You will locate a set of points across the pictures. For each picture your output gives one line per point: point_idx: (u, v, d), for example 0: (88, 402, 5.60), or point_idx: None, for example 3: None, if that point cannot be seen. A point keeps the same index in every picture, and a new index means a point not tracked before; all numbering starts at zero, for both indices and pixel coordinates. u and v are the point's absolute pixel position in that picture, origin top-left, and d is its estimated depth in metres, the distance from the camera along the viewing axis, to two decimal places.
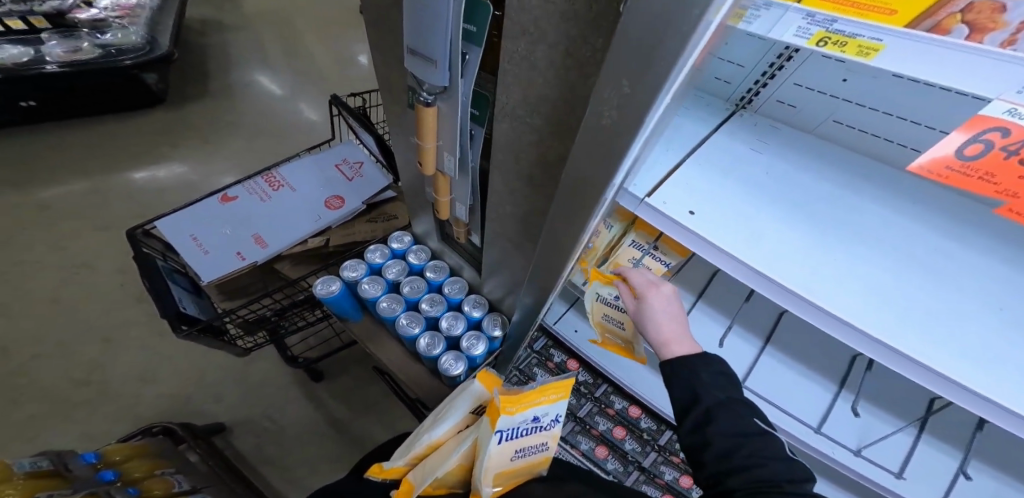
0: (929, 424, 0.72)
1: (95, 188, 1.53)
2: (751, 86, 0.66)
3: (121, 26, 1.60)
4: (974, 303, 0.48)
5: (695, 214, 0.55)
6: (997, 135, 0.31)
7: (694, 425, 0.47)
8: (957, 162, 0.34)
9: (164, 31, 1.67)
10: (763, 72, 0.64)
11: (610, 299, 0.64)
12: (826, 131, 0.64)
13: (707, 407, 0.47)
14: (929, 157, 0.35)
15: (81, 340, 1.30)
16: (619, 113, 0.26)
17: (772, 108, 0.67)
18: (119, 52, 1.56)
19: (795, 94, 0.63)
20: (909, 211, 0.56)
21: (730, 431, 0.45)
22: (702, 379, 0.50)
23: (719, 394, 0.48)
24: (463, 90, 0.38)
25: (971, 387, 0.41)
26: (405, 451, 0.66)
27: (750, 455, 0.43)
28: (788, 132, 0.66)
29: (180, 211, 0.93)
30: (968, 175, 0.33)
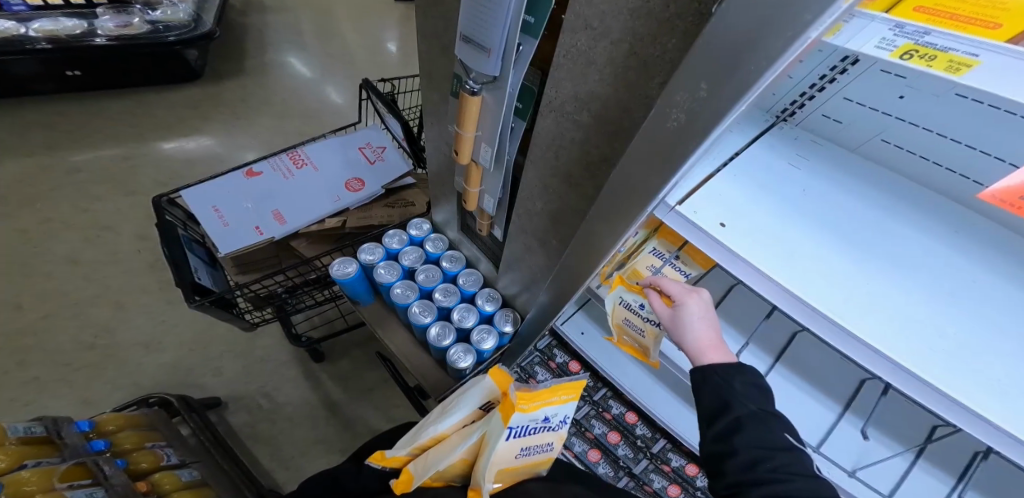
0: (932, 451, 0.71)
1: (116, 154, 1.54)
2: (797, 98, 0.65)
3: (172, 5, 1.60)
4: (1009, 338, 0.46)
5: (726, 226, 0.54)
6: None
7: (723, 432, 0.46)
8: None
9: (211, 12, 1.68)
10: (812, 84, 0.63)
11: (634, 305, 0.67)
12: (870, 150, 0.63)
13: (736, 416, 0.46)
14: (1002, 185, 0.33)
15: (92, 302, 1.32)
16: (689, 117, 0.26)
17: (816, 122, 0.67)
18: (166, 29, 1.56)
19: (842, 109, 0.62)
20: (946, 238, 0.55)
21: (757, 443, 0.44)
22: (735, 390, 0.48)
23: (752, 406, 0.47)
24: (512, 80, 0.38)
25: (1000, 426, 0.40)
26: (409, 441, 0.66)
27: (776, 469, 0.42)
28: (830, 148, 0.65)
29: (205, 182, 0.93)
30: None
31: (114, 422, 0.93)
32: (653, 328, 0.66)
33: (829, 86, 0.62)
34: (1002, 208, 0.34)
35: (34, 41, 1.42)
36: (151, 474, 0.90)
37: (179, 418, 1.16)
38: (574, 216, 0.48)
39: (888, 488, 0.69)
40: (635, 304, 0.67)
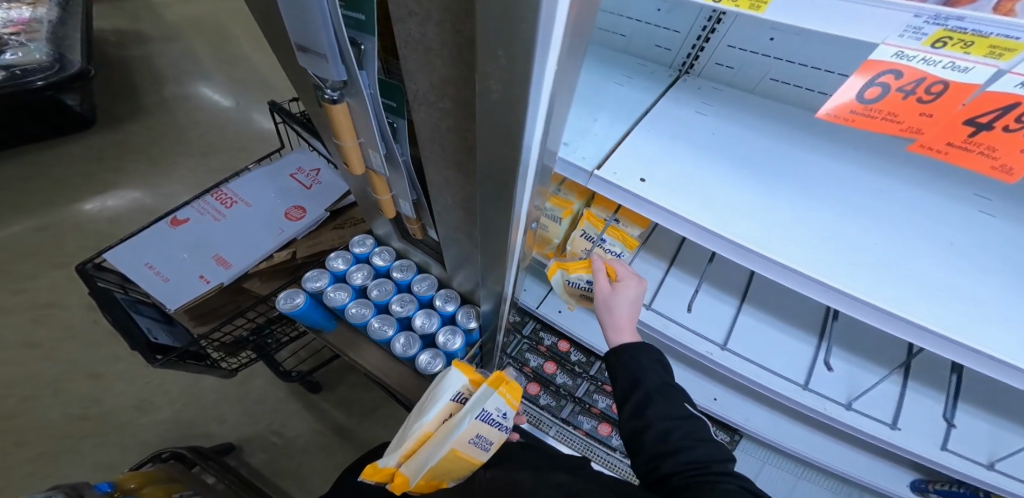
0: (913, 372, 0.76)
1: (44, 225, 1.45)
2: (689, 51, 0.68)
3: (20, 44, 1.23)
4: (931, 243, 0.50)
5: (646, 181, 0.57)
6: (891, 77, 0.34)
7: (636, 409, 0.51)
8: (859, 105, 0.37)
9: (76, 47, 1.31)
10: (697, 36, 0.65)
11: (594, 238, 0.70)
12: (766, 89, 0.66)
13: (646, 391, 0.51)
14: (835, 103, 0.38)
15: (70, 378, 1.29)
16: (506, 86, 0.25)
17: (712, 70, 0.68)
18: (27, 74, 1.21)
19: (730, 56, 0.65)
20: (859, 158, 0.59)
21: (667, 415, 0.49)
22: (642, 363, 0.54)
23: (658, 380, 0.52)
24: (365, 82, 0.36)
25: (924, 325, 0.45)
26: (394, 451, 0.62)
27: (682, 437, 0.47)
28: (728, 93, 0.67)
29: (130, 239, 0.91)
30: (874, 116, 0.37)
31: (134, 479, 0.93)
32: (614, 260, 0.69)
33: (712, 34, 0.64)
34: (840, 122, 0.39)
35: None
36: None
37: (198, 468, 1.15)
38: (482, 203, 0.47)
39: (889, 416, 0.71)
40: (596, 237, 0.70)
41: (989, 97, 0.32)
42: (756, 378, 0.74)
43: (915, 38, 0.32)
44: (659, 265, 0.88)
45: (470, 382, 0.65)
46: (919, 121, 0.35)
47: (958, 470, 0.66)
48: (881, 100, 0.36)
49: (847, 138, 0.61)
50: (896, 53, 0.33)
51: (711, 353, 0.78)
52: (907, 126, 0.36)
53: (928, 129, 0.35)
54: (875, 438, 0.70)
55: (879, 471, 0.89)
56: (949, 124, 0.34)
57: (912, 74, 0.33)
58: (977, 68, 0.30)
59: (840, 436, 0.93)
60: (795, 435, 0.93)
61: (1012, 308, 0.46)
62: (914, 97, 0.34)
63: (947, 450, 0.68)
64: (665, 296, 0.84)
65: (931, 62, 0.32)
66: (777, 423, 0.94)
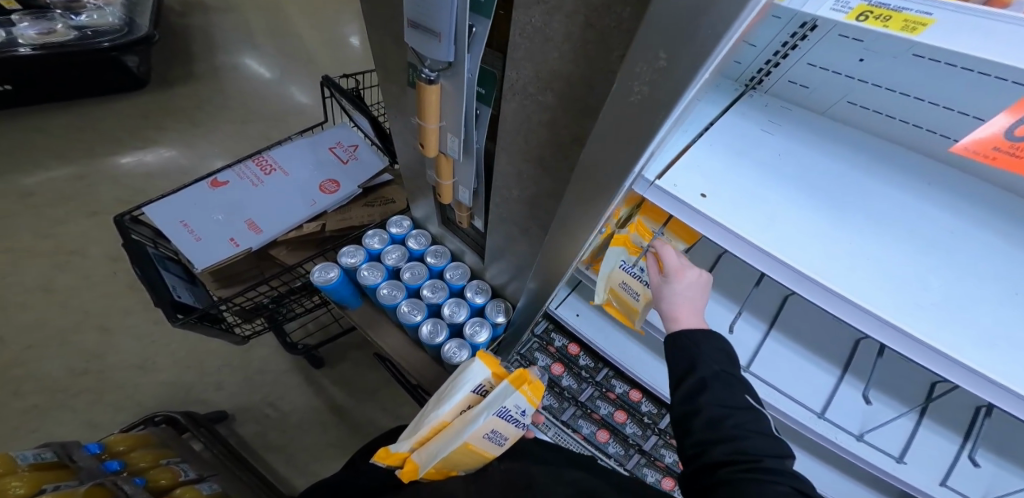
0: (933, 412, 0.76)
1: (81, 175, 1.45)
2: (763, 65, 0.68)
3: (96, 7, 1.34)
4: (991, 289, 0.50)
5: (707, 197, 0.57)
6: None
7: (689, 393, 0.51)
8: (1005, 142, 0.34)
9: (146, 12, 1.40)
10: (777, 49, 0.65)
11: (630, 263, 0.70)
12: (839, 112, 0.67)
13: (702, 377, 0.51)
14: (973, 138, 0.36)
15: (79, 327, 1.28)
16: (652, 89, 0.24)
17: (783, 88, 0.69)
18: (98, 36, 1.31)
19: (808, 74, 0.65)
20: (923, 195, 0.59)
21: (722, 403, 0.49)
22: (702, 349, 0.54)
23: (715, 366, 0.52)
24: (469, 66, 0.35)
25: (978, 369, 0.45)
26: (409, 435, 0.64)
27: (736, 426, 0.47)
28: (799, 113, 0.68)
29: (168, 196, 0.90)
30: (1021, 155, 0.33)
31: (124, 442, 0.93)
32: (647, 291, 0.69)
33: (792, 51, 0.64)
34: (976, 159, 0.36)
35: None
36: (172, 489, 0.90)
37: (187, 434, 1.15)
38: (551, 201, 0.46)
39: (900, 452, 0.71)
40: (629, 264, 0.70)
41: None
42: (776, 403, 0.75)
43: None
44: None
45: (493, 376, 0.63)
46: None
47: None
48: None
49: (911, 174, 0.61)
50: None
51: None
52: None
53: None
54: (886, 473, 0.70)
55: None
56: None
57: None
58: None
59: (854, 475, 0.92)
60: (799, 463, 0.93)
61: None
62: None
63: (946, 487, 0.68)
64: None
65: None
66: None
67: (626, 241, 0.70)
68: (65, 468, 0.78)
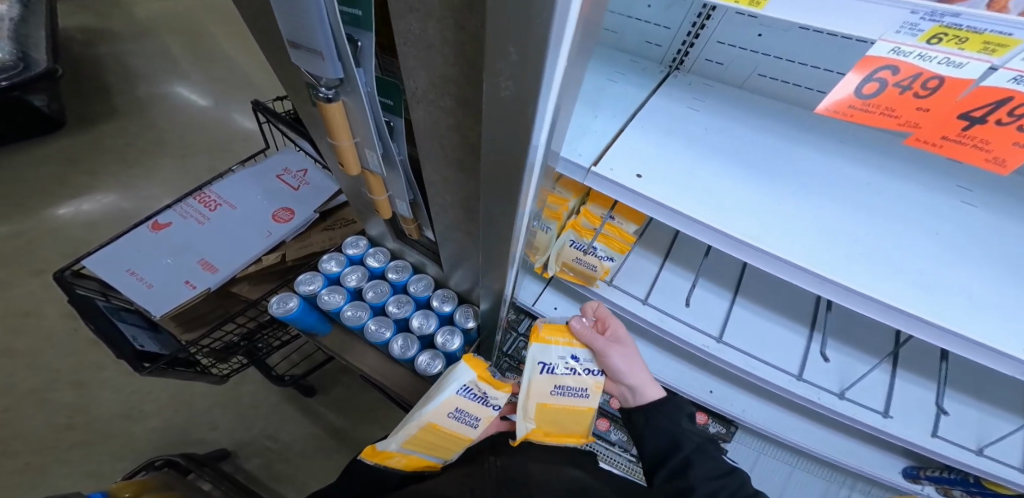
0: (904, 361, 0.78)
1: (20, 231, 1.41)
2: (680, 47, 0.70)
3: None
4: (919, 235, 0.52)
5: (643, 177, 0.57)
6: (889, 73, 0.35)
7: (677, 470, 0.57)
8: (857, 100, 0.38)
9: (42, 45, 1.26)
10: (688, 31, 0.68)
11: (586, 246, 0.74)
12: (754, 85, 0.69)
13: (686, 454, 0.57)
14: (832, 100, 0.39)
15: (50, 389, 1.24)
16: (516, 84, 0.24)
17: (703, 67, 0.71)
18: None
19: (720, 52, 0.68)
20: (848, 151, 0.62)
21: (709, 476, 0.55)
22: (680, 426, 0.60)
23: (695, 439, 0.59)
24: (362, 80, 0.35)
25: (915, 313, 0.46)
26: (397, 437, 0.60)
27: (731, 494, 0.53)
28: (720, 89, 0.71)
29: (112, 243, 0.88)
30: (871, 111, 0.37)
31: (127, 489, 0.89)
32: (603, 263, 0.74)
33: (701, 31, 0.66)
34: (838, 118, 0.39)
35: None
36: None
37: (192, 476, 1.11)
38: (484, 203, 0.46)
39: (881, 406, 0.73)
40: (587, 245, 0.74)
41: (985, 90, 0.33)
42: (752, 370, 0.76)
43: (911, 34, 0.33)
44: (655, 259, 0.89)
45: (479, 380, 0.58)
46: (916, 116, 0.35)
47: (946, 455, 0.68)
48: (878, 96, 0.37)
49: (832, 130, 0.64)
50: (892, 49, 0.34)
51: (707, 346, 0.78)
52: (904, 120, 0.36)
53: (924, 124, 0.36)
54: (873, 429, 0.71)
55: (866, 455, 0.92)
56: (944, 118, 0.35)
57: (909, 70, 0.34)
58: (971, 63, 0.32)
59: (835, 425, 0.95)
60: (785, 422, 0.95)
61: (993, 294, 0.48)
62: (912, 93, 0.35)
63: (937, 437, 0.69)
64: (661, 292, 0.84)
65: (926, 57, 0.33)
66: (771, 412, 0.96)
67: (577, 229, 0.74)
68: None
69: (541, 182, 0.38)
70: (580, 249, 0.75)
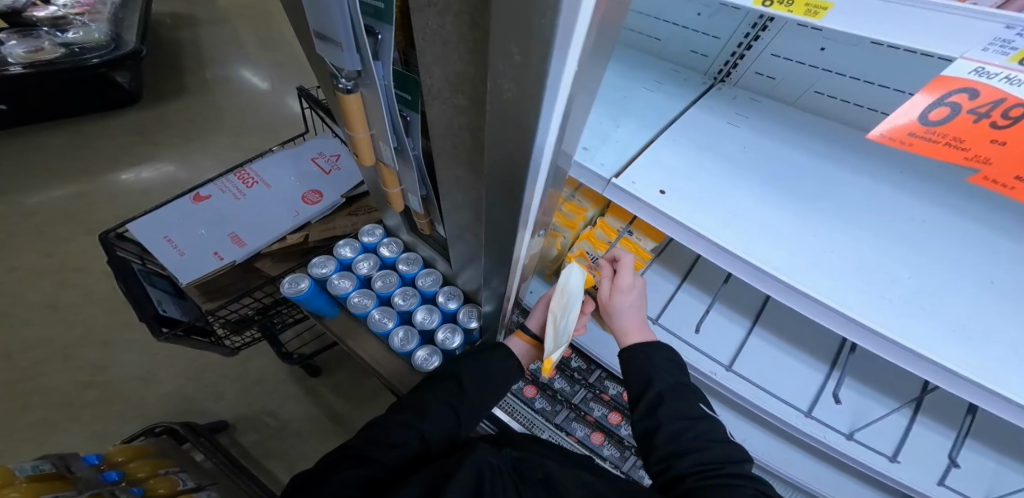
0: (926, 405, 0.72)
1: (80, 192, 1.50)
2: (729, 58, 0.68)
3: (82, 23, 1.43)
4: (963, 281, 0.48)
5: (665, 193, 0.55)
6: (965, 96, 0.31)
7: (649, 407, 0.57)
8: (920, 128, 0.33)
9: (132, 28, 1.49)
10: (739, 43, 0.66)
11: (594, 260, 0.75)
12: (808, 103, 0.66)
13: (659, 390, 0.57)
14: (889, 126, 0.34)
15: (82, 342, 1.33)
16: (518, 86, 0.23)
17: (751, 80, 0.69)
18: (84, 50, 1.40)
19: (774, 65, 0.65)
20: (893, 184, 0.57)
21: (679, 415, 0.55)
22: (655, 363, 0.60)
23: (669, 379, 0.59)
24: (379, 74, 0.35)
25: (946, 364, 0.42)
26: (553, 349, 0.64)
27: (696, 438, 0.53)
28: (768, 105, 0.68)
29: (153, 211, 0.92)
30: (937, 142, 0.32)
31: (123, 453, 0.95)
32: None
33: (755, 43, 0.65)
34: (894, 146, 0.34)
35: (7, 65, 1.29)
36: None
37: (188, 445, 1.16)
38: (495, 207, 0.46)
39: (890, 449, 0.68)
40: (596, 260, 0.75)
41: None
42: (758, 401, 0.72)
43: (1001, 52, 0.30)
44: (672, 278, 0.86)
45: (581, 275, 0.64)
46: (989, 150, 0.30)
47: None
48: (946, 124, 0.32)
49: (879, 162, 0.60)
50: (975, 70, 0.30)
51: (715, 373, 0.75)
52: (974, 154, 0.31)
53: (1000, 160, 0.30)
54: (878, 474, 0.66)
55: None
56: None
57: (990, 93, 0.29)
58: None
59: (848, 473, 0.88)
60: (792, 460, 0.89)
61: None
62: (988, 122, 0.30)
63: (943, 485, 0.64)
64: (674, 312, 0.81)
65: (1014, 80, 0.29)
66: (776, 446, 0.91)
67: (592, 240, 0.74)
68: (63, 479, 0.78)
69: (549, 190, 0.37)
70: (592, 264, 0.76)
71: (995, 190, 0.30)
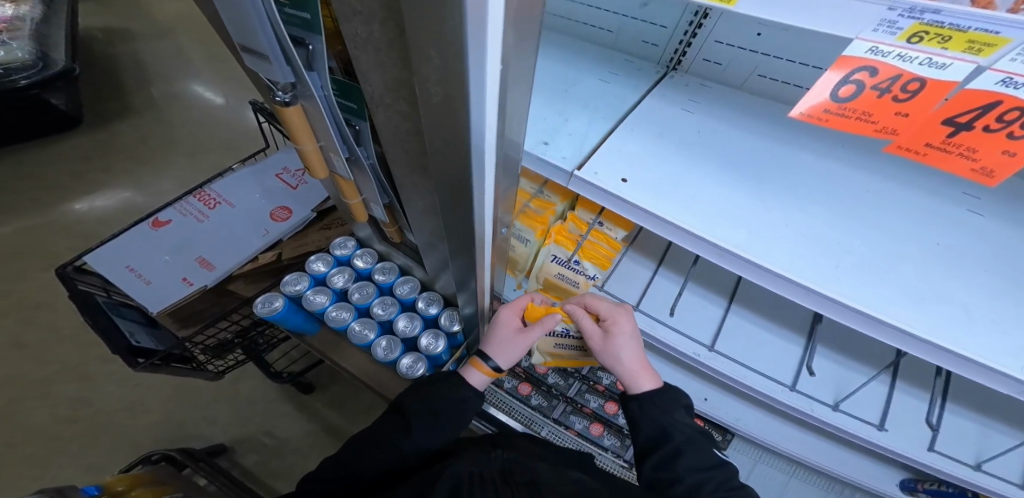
0: (901, 370, 0.75)
1: (39, 225, 1.45)
2: (677, 47, 0.69)
3: (1, 43, 1.28)
4: (915, 246, 0.50)
5: (628, 182, 0.56)
6: (866, 74, 0.32)
7: (665, 458, 0.56)
8: (833, 105, 0.35)
9: (59, 45, 1.37)
10: (685, 31, 0.67)
11: (566, 261, 0.75)
12: (753, 87, 0.67)
13: (677, 444, 0.56)
14: (807, 105, 0.36)
15: (56, 381, 1.28)
16: (446, 89, 0.23)
17: (699, 67, 0.70)
18: (10, 73, 1.27)
19: (718, 51, 0.66)
20: (845, 158, 0.59)
21: (697, 467, 0.55)
22: (672, 416, 0.59)
23: (686, 430, 0.58)
24: (315, 84, 0.35)
25: (902, 327, 0.44)
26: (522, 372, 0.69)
27: (714, 489, 0.54)
28: (717, 89, 0.69)
29: (113, 240, 0.90)
30: (848, 117, 0.35)
31: (122, 482, 0.90)
32: (586, 280, 0.74)
33: (699, 30, 0.66)
34: (813, 123, 0.36)
35: None
36: None
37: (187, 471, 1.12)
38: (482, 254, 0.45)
39: (875, 417, 0.70)
40: (568, 259, 0.75)
41: (970, 96, 0.30)
42: (743, 380, 0.73)
43: (890, 32, 0.31)
44: (648, 265, 0.86)
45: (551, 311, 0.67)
46: (895, 122, 0.33)
47: (944, 471, 0.65)
48: (855, 99, 0.34)
49: (831, 137, 0.61)
50: (870, 48, 0.31)
51: (698, 355, 0.76)
52: (882, 126, 0.33)
53: (904, 131, 0.33)
54: (866, 442, 0.68)
55: (868, 470, 0.88)
56: (926, 125, 0.33)
57: (887, 71, 0.31)
58: (955, 64, 0.29)
59: (836, 440, 0.90)
60: (780, 432, 0.92)
61: (990, 309, 0.45)
62: (890, 96, 0.33)
63: (933, 451, 0.67)
64: (653, 298, 0.82)
65: (907, 57, 0.30)
66: (768, 422, 0.93)
67: (563, 233, 0.76)
68: None
69: (505, 189, 0.36)
70: (569, 267, 0.75)
71: (907, 155, 0.35)
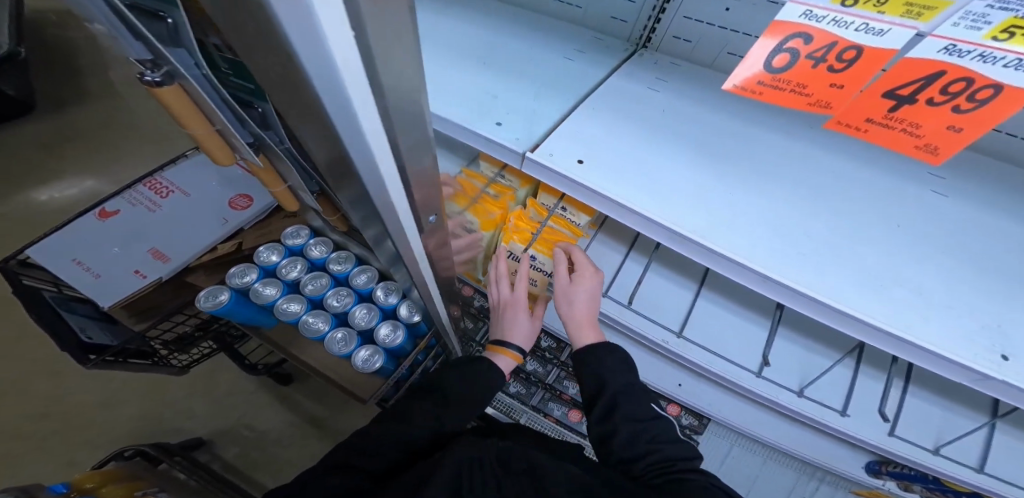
0: (867, 354, 0.73)
1: None
2: (646, 23, 0.65)
3: None
4: (878, 229, 0.47)
5: (583, 163, 0.52)
6: (800, 41, 0.31)
7: (604, 412, 0.59)
8: (767, 75, 0.33)
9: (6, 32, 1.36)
10: (654, 5, 0.63)
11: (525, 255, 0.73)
12: (724, 65, 0.63)
13: (613, 394, 0.59)
14: (741, 77, 0.34)
15: (27, 377, 1.26)
16: (284, 66, 0.19)
17: (670, 45, 0.66)
18: None
19: (688, 28, 0.63)
20: (814, 140, 0.56)
21: (634, 417, 0.57)
22: (605, 364, 0.62)
23: (622, 380, 0.61)
24: (185, 61, 0.30)
25: (854, 314, 0.42)
26: None
27: (652, 439, 0.56)
28: (687, 68, 0.65)
29: (58, 232, 0.85)
30: (782, 88, 0.33)
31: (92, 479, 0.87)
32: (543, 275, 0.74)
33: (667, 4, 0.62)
34: (748, 96, 0.35)
35: None
36: None
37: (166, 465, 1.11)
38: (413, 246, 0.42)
39: (840, 403, 0.68)
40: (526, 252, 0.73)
41: (910, 65, 0.29)
42: (710, 366, 0.71)
43: None
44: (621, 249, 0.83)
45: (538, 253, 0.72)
46: (829, 93, 0.32)
47: (904, 456, 0.64)
48: (790, 69, 0.32)
49: (802, 118, 0.58)
50: (804, 12, 0.30)
51: (667, 341, 0.74)
52: (817, 99, 0.32)
53: (838, 102, 0.32)
54: (828, 428, 0.67)
55: (836, 453, 0.87)
56: (863, 100, 0.32)
57: (822, 38, 0.30)
58: (893, 30, 0.27)
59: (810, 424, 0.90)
60: (754, 417, 0.91)
61: (948, 293, 0.43)
62: (825, 66, 0.31)
63: (894, 436, 0.65)
64: (622, 283, 0.80)
65: (841, 22, 0.29)
66: (740, 406, 0.92)
67: (523, 219, 0.73)
68: None
69: (416, 172, 0.33)
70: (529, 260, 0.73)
71: (849, 131, 0.34)
